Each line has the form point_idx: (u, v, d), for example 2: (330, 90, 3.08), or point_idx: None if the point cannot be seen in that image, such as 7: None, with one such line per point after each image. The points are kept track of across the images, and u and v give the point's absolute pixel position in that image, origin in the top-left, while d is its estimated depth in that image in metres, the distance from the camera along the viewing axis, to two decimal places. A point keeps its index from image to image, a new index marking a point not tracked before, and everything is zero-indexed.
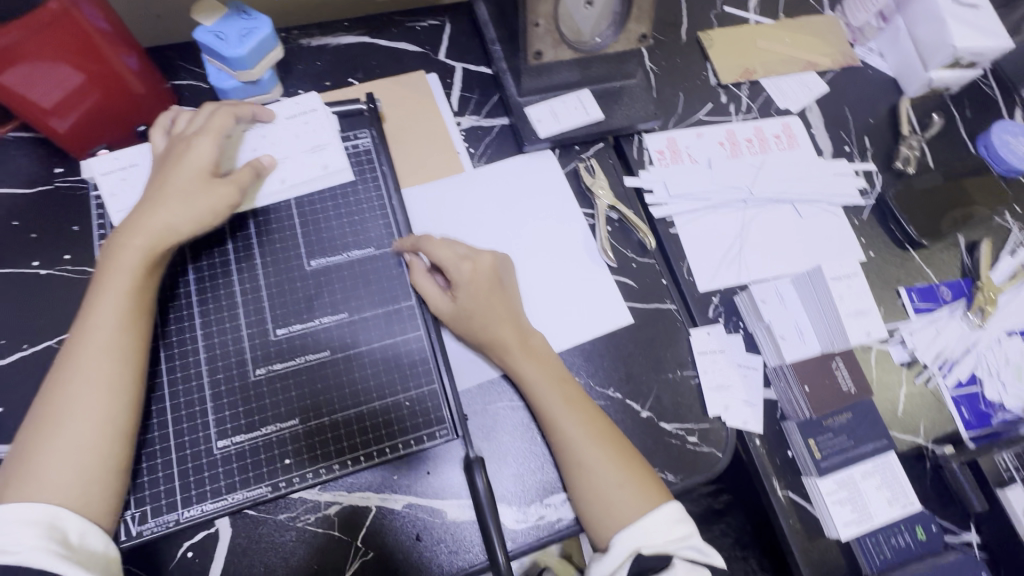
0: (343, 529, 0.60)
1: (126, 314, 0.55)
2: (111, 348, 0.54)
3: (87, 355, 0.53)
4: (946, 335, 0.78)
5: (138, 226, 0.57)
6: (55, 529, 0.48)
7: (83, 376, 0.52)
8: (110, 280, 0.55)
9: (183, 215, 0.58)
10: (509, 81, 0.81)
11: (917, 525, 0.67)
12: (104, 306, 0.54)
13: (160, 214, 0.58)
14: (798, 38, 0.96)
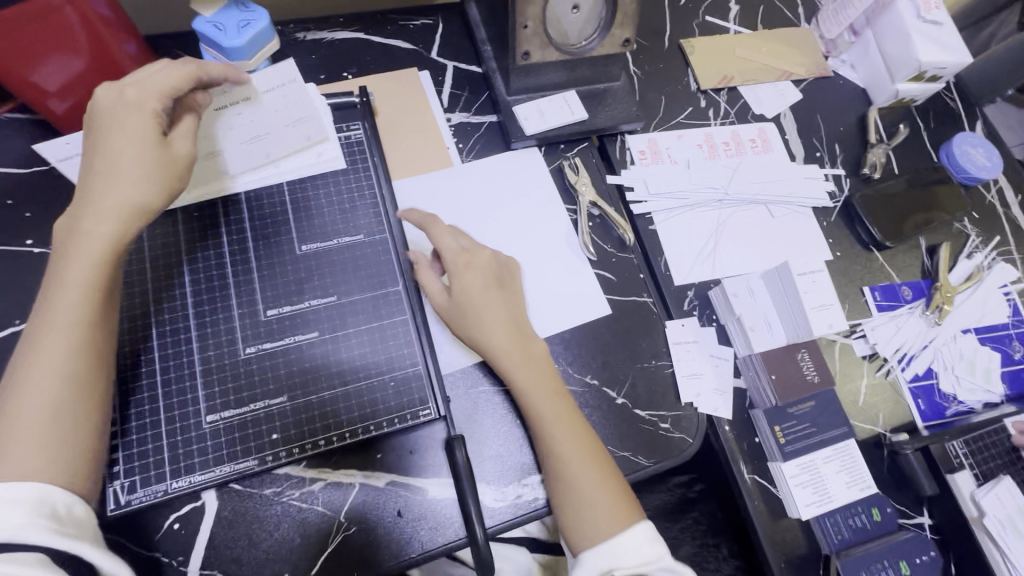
0: (327, 505, 0.62)
1: (83, 307, 0.52)
2: (66, 327, 0.52)
3: (43, 343, 0.51)
4: (905, 331, 0.83)
5: (95, 202, 0.54)
6: (42, 506, 0.47)
7: (37, 362, 0.50)
8: (67, 274, 0.52)
9: (148, 186, 0.56)
10: (498, 80, 0.84)
11: (874, 508, 0.71)
12: (61, 302, 0.52)
13: (117, 186, 0.55)
14: (775, 48, 1.00)
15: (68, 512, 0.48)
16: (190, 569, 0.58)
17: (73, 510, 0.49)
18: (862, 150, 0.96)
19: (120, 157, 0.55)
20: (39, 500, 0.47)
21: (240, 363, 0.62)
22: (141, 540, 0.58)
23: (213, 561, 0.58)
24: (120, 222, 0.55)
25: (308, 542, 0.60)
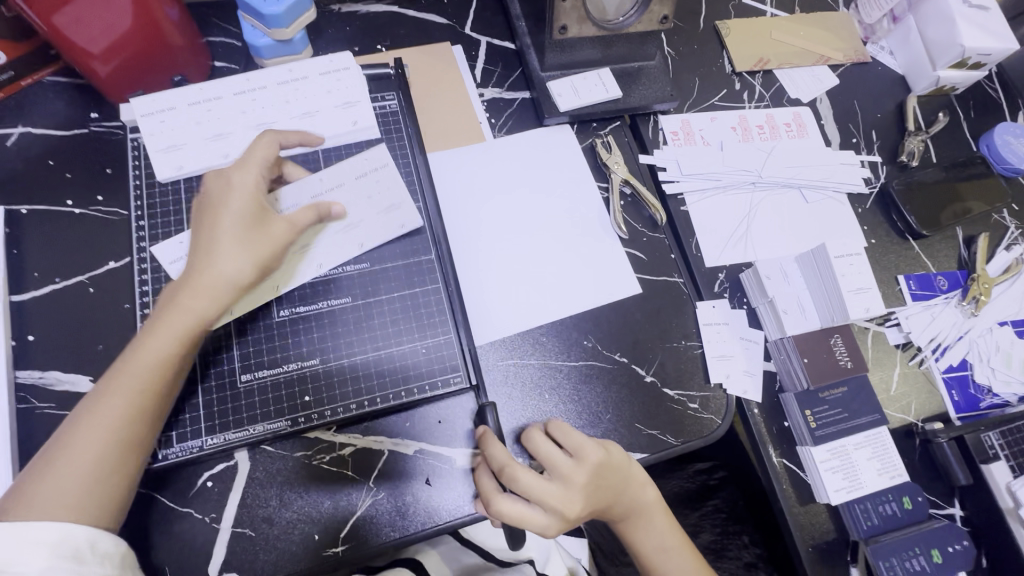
0: (356, 469, 0.62)
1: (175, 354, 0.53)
2: (146, 382, 0.52)
3: (122, 392, 0.51)
4: (940, 321, 0.81)
5: (193, 275, 0.53)
6: (64, 551, 0.46)
7: (108, 404, 0.51)
8: (169, 320, 0.53)
9: (244, 263, 0.54)
10: (532, 56, 0.84)
11: (904, 495, 0.70)
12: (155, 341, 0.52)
13: (209, 276, 0.53)
14: (813, 32, 0.98)
15: (90, 550, 0.47)
16: (221, 526, 0.59)
17: (96, 546, 0.48)
18: (899, 138, 0.94)
19: (213, 266, 0.53)
20: (58, 543, 0.46)
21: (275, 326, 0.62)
22: (175, 495, 0.59)
23: (244, 519, 0.59)
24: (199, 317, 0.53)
25: (338, 505, 0.61)
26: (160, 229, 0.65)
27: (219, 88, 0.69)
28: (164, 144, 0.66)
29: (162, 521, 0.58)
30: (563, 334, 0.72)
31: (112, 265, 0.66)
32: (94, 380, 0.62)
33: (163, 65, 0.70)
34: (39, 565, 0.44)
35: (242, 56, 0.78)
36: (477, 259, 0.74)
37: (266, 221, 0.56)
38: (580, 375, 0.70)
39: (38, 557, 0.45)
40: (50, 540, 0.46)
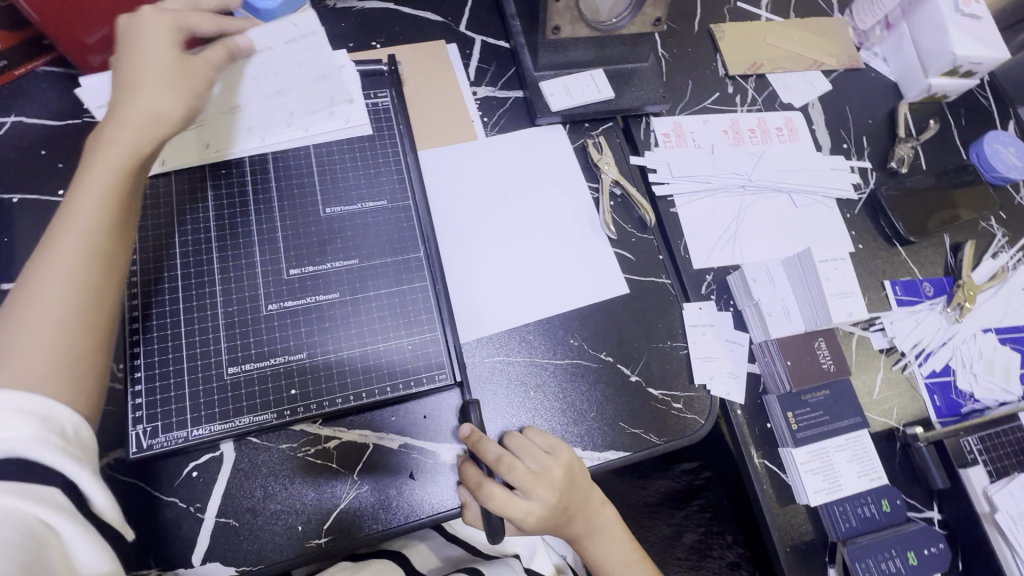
0: (341, 463, 0.63)
1: (107, 205, 0.51)
2: (80, 230, 0.50)
3: (59, 248, 0.50)
4: (924, 326, 0.82)
5: (118, 118, 0.53)
6: (48, 425, 0.44)
7: (49, 258, 0.49)
8: (91, 177, 0.51)
9: (170, 100, 0.54)
10: (525, 56, 0.84)
11: (883, 498, 0.71)
12: (81, 201, 0.51)
13: (132, 121, 0.53)
14: (807, 37, 0.99)
15: (73, 434, 0.46)
16: (205, 516, 0.59)
17: (76, 432, 0.46)
18: (890, 144, 0.95)
19: (133, 113, 0.53)
20: (44, 420, 0.44)
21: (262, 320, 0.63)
22: (161, 484, 0.60)
23: (229, 509, 0.60)
24: (128, 158, 0.53)
25: (322, 498, 0.61)
26: None
27: None
28: None
29: (146, 510, 0.59)
30: (549, 332, 0.73)
31: None
32: None
33: None
34: (27, 435, 0.43)
35: None
36: (466, 256, 0.74)
37: (185, 67, 0.56)
38: (565, 373, 0.71)
39: (24, 429, 0.43)
40: (32, 416, 0.44)
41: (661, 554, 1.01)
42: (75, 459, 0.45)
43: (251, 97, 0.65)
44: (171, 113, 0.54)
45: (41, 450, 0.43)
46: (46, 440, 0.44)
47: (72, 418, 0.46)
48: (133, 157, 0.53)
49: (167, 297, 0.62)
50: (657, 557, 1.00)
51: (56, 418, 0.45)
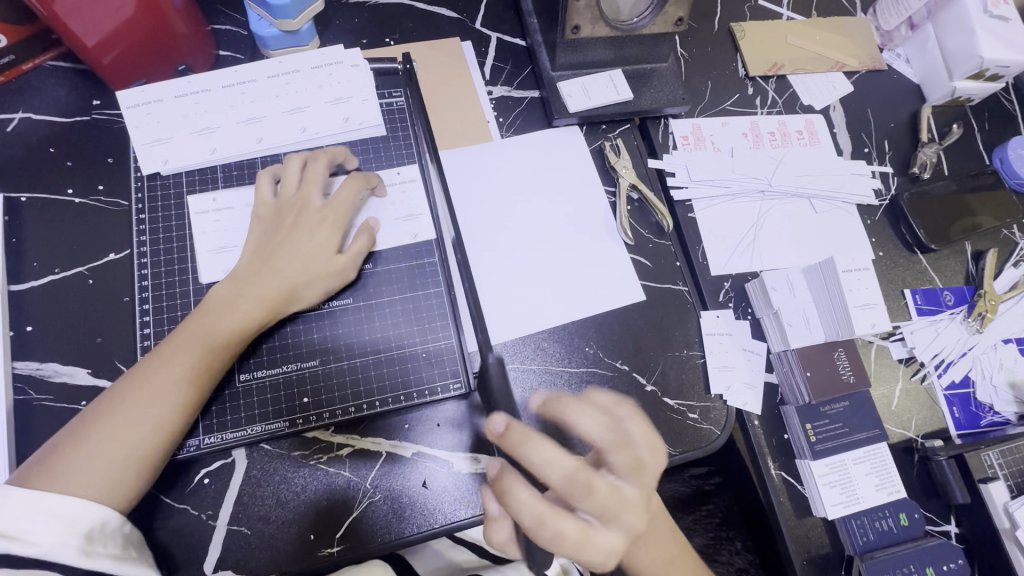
0: (353, 471, 0.62)
1: (189, 384, 0.55)
2: (206, 355, 0.56)
3: (162, 368, 0.55)
4: (945, 337, 0.81)
5: (273, 270, 0.59)
6: (73, 527, 0.47)
7: (156, 374, 0.54)
8: (183, 356, 0.55)
9: (308, 288, 0.60)
10: (543, 54, 0.82)
11: (901, 512, 0.70)
12: (181, 357, 0.55)
13: (287, 271, 0.59)
14: (830, 36, 0.96)
15: (101, 531, 0.49)
16: (217, 523, 0.59)
17: (105, 527, 0.49)
18: (912, 149, 0.93)
19: (287, 263, 0.60)
20: (71, 522, 0.48)
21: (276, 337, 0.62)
22: (173, 490, 0.59)
23: (241, 517, 0.59)
24: (275, 300, 0.59)
25: (333, 506, 0.61)
26: (160, 221, 0.64)
27: (208, 80, 0.67)
28: (152, 137, 0.65)
29: (158, 516, 0.58)
30: (565, 340, 0.72)
31: (112, 256, 0.66)
32: (93, 373, 0.61)
33: (166, 53, 0.68)
34: (51, 540, 0.46)
35: (249, 45, 0.77)
36: (480, 260, 0.73)
37: (292, 242, 0.61)
38: (580, 382, 0.70)
39: (52, 530, 0.47)
40: (60, 516, 0.47)
41: None
42: (93, 555, 0.47)
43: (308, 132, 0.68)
44: (320, 272, 0.61)
45: (60, 553, 0.46)
46: (68, 543, 0.47)
47: (103, 515, 0.49)
48: (279, 299, 0.59)
49: (179, 303, 0.62)
50: None
51: (88, 516, 0.48)
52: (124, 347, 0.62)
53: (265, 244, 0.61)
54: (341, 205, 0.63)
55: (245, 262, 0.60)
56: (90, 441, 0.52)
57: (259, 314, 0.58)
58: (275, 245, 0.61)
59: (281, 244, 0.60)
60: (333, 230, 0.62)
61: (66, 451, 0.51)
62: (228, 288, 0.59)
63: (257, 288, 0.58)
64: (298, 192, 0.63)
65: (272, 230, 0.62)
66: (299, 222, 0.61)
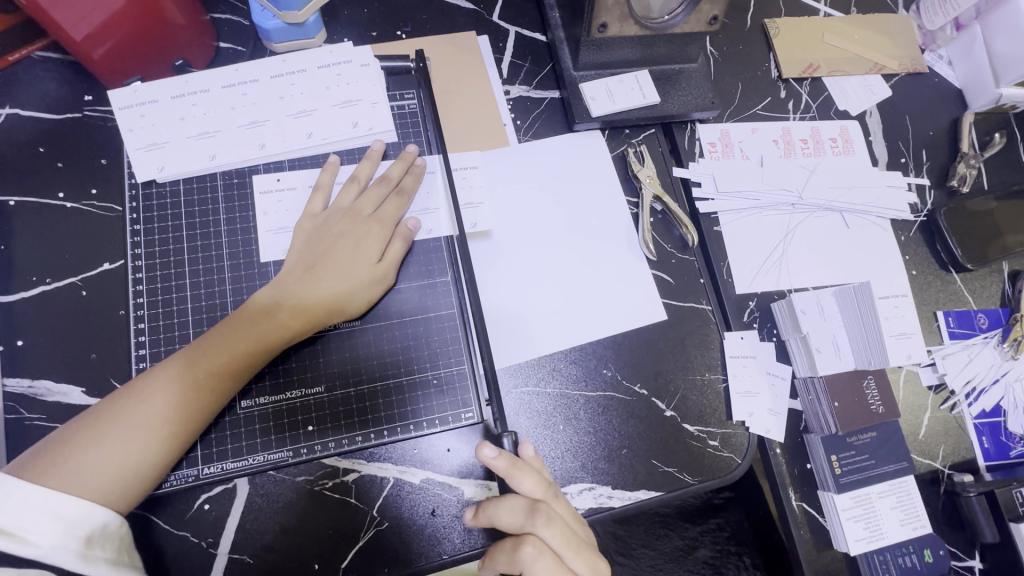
0: (359, 498, 0.59)
1: (212, 390, 0.53)
2: (234, 360, 0.54)
3: (187, 369, 0.53)
4: (978, 362, 0.77)
5: (320, 276, 0.58)
6: (74, 530, 0.45)
7: (179, 375, 0.52)
8: (213, 358, 0.53)
9: (345, 301, 0.58)
10: (565, 52, 0.77)
11: (926, 548, 0.68)
12: (212, 358, 0.53)
13: (331, 281, 0.58)
14: (869, 35, 0.90)
15: (99, 537, 0.46)
16: (218, 551, 0.56)
17: (105, 530, 0.47)
18: (951, 159, 0.87)
19: (333, 273, 0.58)
20: (71, 523, 0.45)
21: (308, 348, 0.60)
22: (172, 516, 0.57)
23: (242, 545, 0.57)
24: (316, 311, 0.57)
25: (338, 535, 0.58)
26: (155, 232, 0.60)
27: (206, 79, 0.63)
28: (147, 142, 0.61)
29: (157, 543, 0.56)
30: (581, 361, 0.68)
31: (106, 266, 0.62)
32: (87, 392, 0.58)
33: (162, 47, 0.63)
34: (50, 543, 0.44)
35: (250, 37, 0.71)
36: (494, 276, 0.69)
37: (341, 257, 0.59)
38: (597, 406, 0.67)
39: (51, 531, 0.44)
40: (60, 515, 0.45)
41: (671, 565, 0.98)
42: (92, 560, 0.45)
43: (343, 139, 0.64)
44: (362, 283, 0.59)
45: (59, 557, 0.43)
46: (68, 546, 0.44)
47: (105, 516, 0.47)
48: (319, 310, 0.57)
49: (177, 322, 0.59)
50: (666, 567, 0.97)
51: (90, 516, 0.46)
52: (119, 365, 0.59)
53: (312, 252, 0.59)
54: (388, 216, 0.62)
55: (289, 271, 0.58)
56: (102, 434, 0.49)
57: (293, 325, 0.56)
58: (321, 253, 0.59)
59: (328, 256, 0.59)
60: (379, 241, 0.60)
61: (77, 440, 0.49)
62: (267, 295, 0.57)
63: (294, 299, 0.57)
64: (353, 204, 0.62)
65: (318, 238, 0.60)
66: (348, 231, 0.60)
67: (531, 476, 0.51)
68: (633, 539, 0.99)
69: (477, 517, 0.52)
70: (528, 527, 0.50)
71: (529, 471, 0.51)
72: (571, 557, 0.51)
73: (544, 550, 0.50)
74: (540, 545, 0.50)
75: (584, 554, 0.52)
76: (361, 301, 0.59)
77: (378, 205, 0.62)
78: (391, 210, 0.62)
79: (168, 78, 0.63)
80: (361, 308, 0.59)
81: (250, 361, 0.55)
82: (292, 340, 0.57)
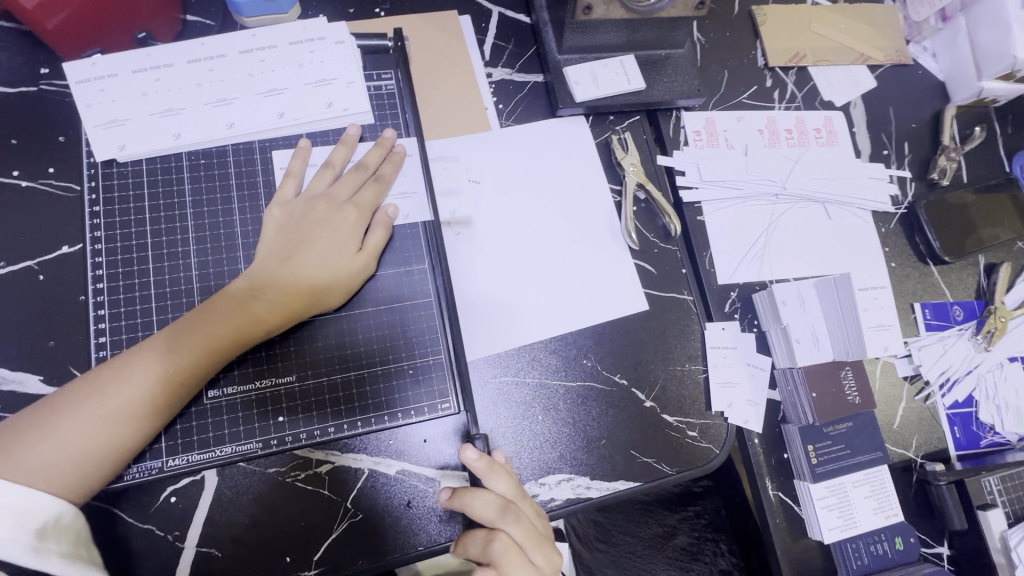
0: (333, 490, 0.58)
1: (183, 381, 0.51)
2: (207, 351, 0.52)
3: (153, 361, 0.50)
4: (952, 354, 0.78)
5: (297, 264, 0.56)
6: (25, 522, 0.43)
7: (149, 364, 0.50)
8: (186, 347, 0.51)
9: (325, 289, 0.56)
10: (549, 35, 0.75)
11: (897, 536, 0.69)
12: (186, 347, 0.51)
13: (307, 271, 0.56)
14: (856, 25, 0.89)
15: (54, 525, 0.44)
16: (185, 544, 0.55)
17: (60, 521, 0.45)
18: (932, 152, 0.87)
19: (308, 262, 0.56)
20: (24, 515, 0.43)
21: (283, 338, 0.58)
22: (137, 508, 0.55)
23: (211, 539, 0.55)
24: (293, 302, 0.55)
25: (311, 526, 0.57)
26: (116, 214, 0.58)
27: (171, 53, 0.60)
28: (107, 118, 0.58)
29: (122, 536, 0.54)
30: (562, 351, 0.67)
31: (65, 249, 0.59)
32: (45, 381, 0.56)
33: (124, 15, 0.59)
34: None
35: (219, 11, 0.68)
36: (473, 265, 0.68)
37: (316, 242, 0.57)
38: (577, 396, 0.66)
39: (0, 525, 0.42)
40: (10, 505, 0.43)
41: (650, 552, 0.98)
42: (45, 554, 0.42)
43: (316, 118, 0.61)
44: (340, 274, 0.57)
45: (10, 551, 0.41)
46: (18, 540, 0.42)
47: (58, 508, 0.45)
48: (297, 301, 0.55)
49: (139, 308, 0.56)
50: (644, 553, 0.98)
51: (41, 509, 0.44)
52: (79, 352, 0.57)
53: (286, 239, 0.57)
54: (365, 202, 0.59)
55: (263, 259, 0.56)
56: (63, 427, 0.47)
57: (270, 317, 0.54)
58: (297, 241, 0.57)
59: (302, 243, 0.57)
60: (356, 227, 0.58)
61: (33, 432, 0.47)
62: (243, 285, 0.55)
63: (270, 291, 0.55)
64: (330, 188, 0.59)
65: (293, 224, 0.58)
66: (324, 216, 0.58)
67: (505, 477, 0.52)
68: (614, 526, 1.00)
69: (450, 504, 0.51)
70: (499, 525, 0.50)
71: (504, 472, 0.52)
72: (539, 558, 0.51)
73: (511, 550, 0.49)
74: (507, 543, 0.50)
75: (551, 554, 0.52)
76: (339, 292, 0.57)
77: (353, 190, 0.60)
78: (368, 193, 0.60)
79: (130, 52, 0.60)
80: (340, 299, 0.57)
81: (224, 354, 0.53)
82: (269, 332, 0.55)
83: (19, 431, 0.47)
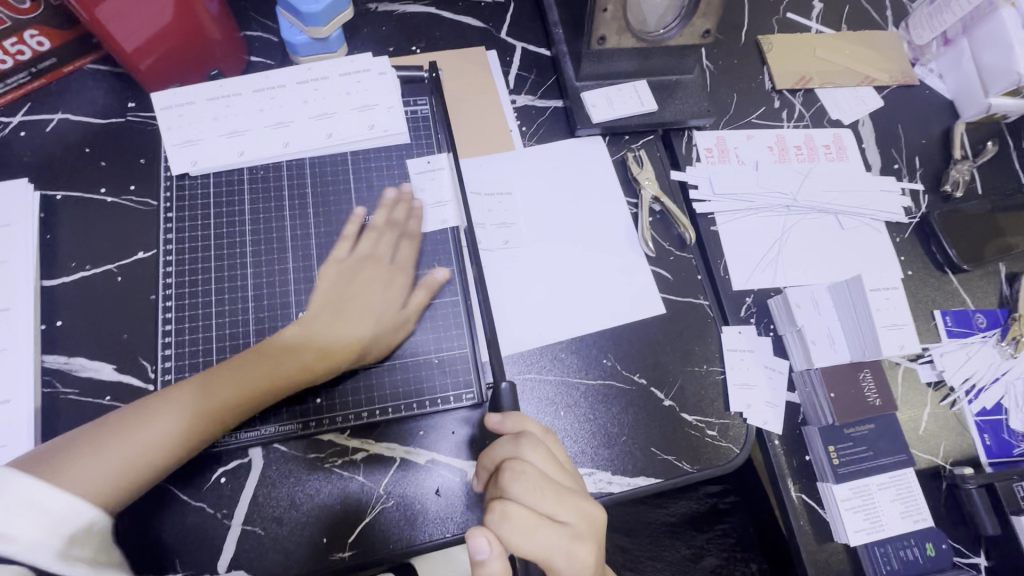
0: (366, 474, 0.62)
1: (231, 411, 0.56)
2: (257, 392, 0.57)
3: (206, 394, 0.56)
4: (975, 361, 0.78)
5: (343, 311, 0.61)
6: (60, 528, 0.45)
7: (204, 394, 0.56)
8: (237, 385, 0.57)
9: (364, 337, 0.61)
10: (567, 64, 0.82)
11: (928, 542, 0.68)
12: (237, 384, 0.57)
13: (352, 323, 0.61)
14: (860, 50, 0.94)
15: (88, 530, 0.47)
16: (233, 522, 0.59)
17: (89, 530, 0.47)
18: (945, 165, 0.90)
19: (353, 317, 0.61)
20: (56, 520, 0.46)
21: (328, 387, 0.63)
22: (191, 487, 0.60)
23: (255, 517, 0.59)
24: (336, 353, 0.60)
25: (347, 509, 0.60)
26: (185, 221, 0.66)
27: (238, 84, 0.69)
28: (183, 138, 0.67)
29: (176, 512, 0.59)
30: (581, 352, 0.71)
31: (141, 255, 0.67)
32: (118, 369, 0.62)
33: (201, 57, 0.70)
34: (36, 536, 0.44)
35: (278, 51, 0.78)
36: (499, 272, 0.73)
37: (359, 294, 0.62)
38: (597, 394, 0.69)
39: (42, 527, 0.45)
40: (48, 510, 0.46)
41: None
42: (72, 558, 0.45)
43: (358, 137, 0.69)
44: (380, 326, 0.62)
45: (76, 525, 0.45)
46: (53, 542, 0.44)
47: (91, 517, 0.47)
48: (341, 354, 0.60)
49: (201, 300, 0.63)
50: None
51: (77, 516, 0.47)
52: (148, 344, 0.63)
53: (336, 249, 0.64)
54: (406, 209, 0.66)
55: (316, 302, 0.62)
56: (119, 439, 0.53)
57: (317, 361, 0.59)
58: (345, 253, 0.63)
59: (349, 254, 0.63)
60: None
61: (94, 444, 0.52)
62: (296, 334, 0.60)
63: (319, 343, 0.60)
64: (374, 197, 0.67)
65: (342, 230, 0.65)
66: None
67: (502, 444, 0.54)
68: (640, 552, 0.99)
69: None
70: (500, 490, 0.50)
71: (499, 440, 0.54)
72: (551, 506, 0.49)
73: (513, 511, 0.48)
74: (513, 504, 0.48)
75: (567, 501, 0.50)
76: (382, 344, 0.62)
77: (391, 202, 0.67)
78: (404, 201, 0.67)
79: (204, 83, 0.69)
80: (377, 352, 0.62)
81: (270, 396, 0.58)
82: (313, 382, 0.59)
83: (86, 438, 0.53)
